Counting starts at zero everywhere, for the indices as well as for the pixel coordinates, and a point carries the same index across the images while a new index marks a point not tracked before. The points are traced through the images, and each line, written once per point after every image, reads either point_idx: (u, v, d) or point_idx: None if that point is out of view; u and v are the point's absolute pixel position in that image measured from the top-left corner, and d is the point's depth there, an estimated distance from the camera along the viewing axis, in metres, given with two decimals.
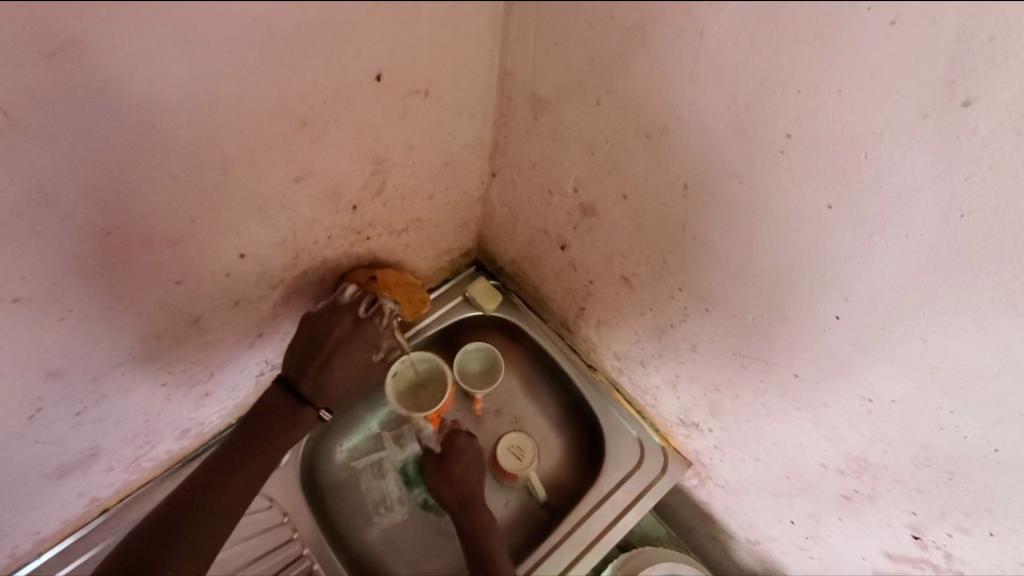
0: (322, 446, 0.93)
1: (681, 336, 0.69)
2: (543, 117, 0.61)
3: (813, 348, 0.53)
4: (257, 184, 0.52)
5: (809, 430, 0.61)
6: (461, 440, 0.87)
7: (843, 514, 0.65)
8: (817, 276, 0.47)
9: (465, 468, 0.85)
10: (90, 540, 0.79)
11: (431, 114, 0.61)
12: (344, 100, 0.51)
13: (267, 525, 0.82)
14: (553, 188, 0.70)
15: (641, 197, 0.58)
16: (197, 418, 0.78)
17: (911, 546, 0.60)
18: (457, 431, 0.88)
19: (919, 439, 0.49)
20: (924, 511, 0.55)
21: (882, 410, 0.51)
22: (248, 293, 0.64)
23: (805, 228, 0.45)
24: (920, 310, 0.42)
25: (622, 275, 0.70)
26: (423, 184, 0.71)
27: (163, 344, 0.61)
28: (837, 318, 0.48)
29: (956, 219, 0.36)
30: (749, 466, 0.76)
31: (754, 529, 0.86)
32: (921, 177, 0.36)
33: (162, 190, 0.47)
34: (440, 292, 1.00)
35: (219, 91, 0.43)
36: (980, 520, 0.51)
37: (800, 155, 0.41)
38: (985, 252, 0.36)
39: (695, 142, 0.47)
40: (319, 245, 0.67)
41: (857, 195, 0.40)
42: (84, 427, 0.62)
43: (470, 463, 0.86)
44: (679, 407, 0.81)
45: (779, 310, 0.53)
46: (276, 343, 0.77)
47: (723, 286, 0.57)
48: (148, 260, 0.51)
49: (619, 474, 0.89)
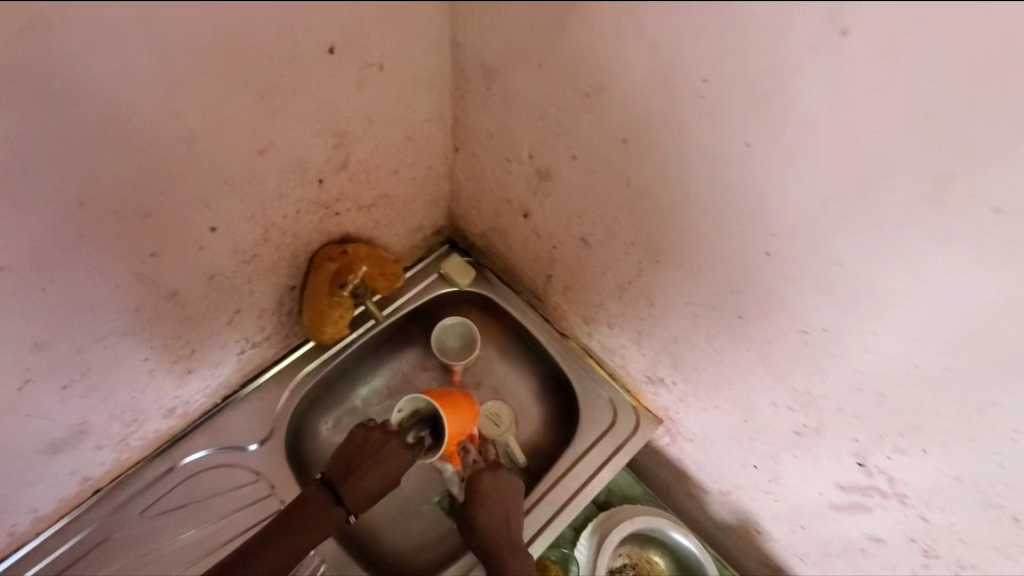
0: (306, 422, 0.96)
1: (640, 292, 0.73)
2: (494, 86, 0.64)
3: (751, 286, 0.56)
4: (222, 156, 0.55)
5: (757, 369, 0.64)
6: (484, 484, 0.84)
7: (797, 450, 0.69)
8: (746, 215, 0.51)
9: (490, 514, 0.82)
10: (84, 520, 0.82)
11: (388, 88, 0.64)
12: (300, 73, 0.54)
13: (255, 498, 0.86)
14: (510, 156, 0.73)
15: (589, 157, 0.62)
16: (182, 397, 0.81)
17: (859, 474, 0.63)
18: (479, 473, 0.85)
19: (852, 364, 0.53)
20: (865, 437, 0.58)
21: (816, 340, 0.54)
22: (223, 269, 0.68)
23: (730, 169, 0.49)
24: (835, 239, 0.45)
25: (580, 236, 0.74)
26: (387, 159, 0.74)
27: (144, 318, 0.64)
28: (767, 253, 0.52)
29: (853, 143, 0.40)
30: (712, 415, 0.80)
31: (724, 479, 0.90)
32: (820, 109, 0.40)
33: (129, 165, 0.49)
34: (415, 270, 1.03)
35: (177, 64, 0.45)
36: (914, 439, 0.53)
37: (719, 98, 0.45)
38: (880, 174, 0.40)
39: (628, 95, 0.51)
40: (289, 220, 0.70)
41: (770, 131, 0.43)
42: (72, 402, 0.65)
43: (494, 504, 0.83)
44: (645, 364, 0.85)
45: (718, 253, 0.57)
46: (254, 321, 0.81)
47: (669, 236, 0.60)
48: (122, 233, 0.54)
49: (594, 434, 0.93)
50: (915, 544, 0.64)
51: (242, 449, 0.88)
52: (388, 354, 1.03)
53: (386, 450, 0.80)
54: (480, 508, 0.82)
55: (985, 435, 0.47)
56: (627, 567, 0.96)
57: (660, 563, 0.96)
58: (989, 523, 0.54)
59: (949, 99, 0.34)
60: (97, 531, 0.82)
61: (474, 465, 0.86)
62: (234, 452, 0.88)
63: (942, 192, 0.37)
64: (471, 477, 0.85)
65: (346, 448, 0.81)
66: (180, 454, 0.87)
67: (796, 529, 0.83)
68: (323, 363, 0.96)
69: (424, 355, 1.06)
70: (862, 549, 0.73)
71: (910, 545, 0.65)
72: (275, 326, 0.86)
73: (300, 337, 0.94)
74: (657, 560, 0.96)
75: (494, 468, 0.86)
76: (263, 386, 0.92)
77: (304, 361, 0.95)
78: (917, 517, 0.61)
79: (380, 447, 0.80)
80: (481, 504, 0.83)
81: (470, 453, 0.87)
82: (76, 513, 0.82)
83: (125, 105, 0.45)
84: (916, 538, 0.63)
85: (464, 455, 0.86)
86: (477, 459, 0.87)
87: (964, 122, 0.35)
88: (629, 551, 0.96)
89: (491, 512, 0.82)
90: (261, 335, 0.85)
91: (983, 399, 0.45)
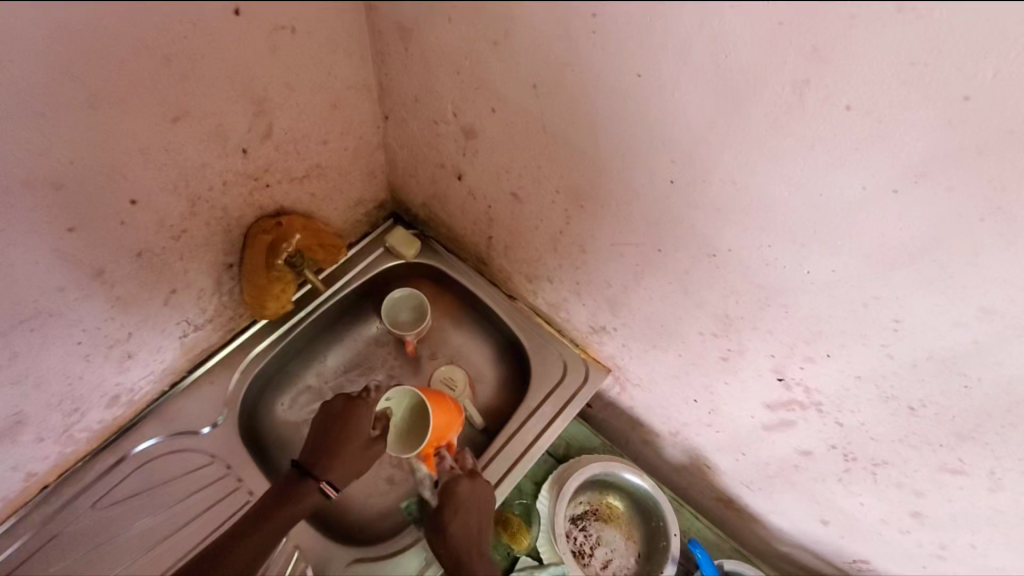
0: (260, 404, 0.96)
1: (571, 240, 0.75)
2: (411, 46, 0.64)
3: (666, 217, 0.59)
4: (133, 124, 0.55)
5: (682, 300, 0.68)
6: (462, 492, 0.80)
7: (727, 377, 0.74)
8: (649, 146, 0.53)
9: (462, 523, 0.79)
10: (32, 518, 0.80)
11: (304, 53, 0.63)
12: (206, 36, 0.53)
13: (211, 478, 0.87)
14: (436, 118, 0.73)
15: (506, 109, 0.63)
16: (124, 383, 0.81)
17: (780, 390, 0.68)
18: (457, 479, 0.80)
19: (757, 280, 0.57)
20: (780, 351, 0.63)
21: (723, 261, 0.59)
22: (151, 244, 0.68)
23: (629, 99, 0.51)
24: (724, 155, 0.49)
25: (510, 191, 0.76)
26: (314, 128, 0.74)
27: (70, 298, 0.64)
28: (670, 183, 0.55)
29: (723, 61, 0.43)
30: (651, 356, 0.84)
31: (672, 419, 0.93)
32: (694, 31, 0.42)
33: (28, 130, 0.49)
34: (361, 245, 1.03)
35: (71, 25, 0.45)
36: (817, 344, 0.59)
37: (607, 33, 0.46)
38: (749, 89, 0.43)
39: (531, 40, 0.52)
40: (215, 192, 0.71)
41: (653, 58, 0.46)
42: (3, 389, 0.65)
43: (468, 512, 0.80)
44: (587, 314, 0.88)
45: (631, 188, 0.60)
46: (192, 301, 0.81)
47: (588, 177, 0.63)
48: (31, 205, 0.53)
49: (545, 389, 0.95)
50: (834, 450, 0.69)
51: (194, 434, 0.88)
52: (339, 331, 1.04)
53: (347, 434, 0.80)
54: (464, 504, 0.79)
55: (872, 329, 0.53)
56: (588, 513, 1.00)
57: (619, 506, 1.00)
58: (889, 415, 0.59)
59: (796, 10, 0.37)
60: (45, 528, 0.81)
61: (452, 471, 0.81)
62: (186, 436, 0.87)
63: (803, 96, 0.41)
64: (447, 483, 0.80)
65: (315, 438, 0.81)
66: (129, 443, 0.86)
67: (739, 458, 0.86)
68: (272, 344, 0.95)
69: (377, 331, 1.07)
70: (796, 466, 0.77)
71: (831, 452, 0.70)
72: (217, 307, 0.87)
73: (246, 319, 0.94)
74: (617, 504, 1.00)
75: (474, 475, 0.81)
76: (211, 370, 0.92)
77: (253, 343, 0.94)
78: (834, 422, 0.66)
79: (338, 431, 0.80)
80: (454, 512, 0.79)
81: (447, 458, 0.81)
82: (21, 513, 0.80)
83: (21, 66, 0.45)
84: (835, 443, 0.68)
85: (441, 458, 0.81)
86: (455, 466, 0.82)
87: (815, 26, 0.37)
88: (589, 498, 1.01)
89: (464, 520, 0.79)
90: (202, 316, 0.85)
91: (865, 294, 0.50)
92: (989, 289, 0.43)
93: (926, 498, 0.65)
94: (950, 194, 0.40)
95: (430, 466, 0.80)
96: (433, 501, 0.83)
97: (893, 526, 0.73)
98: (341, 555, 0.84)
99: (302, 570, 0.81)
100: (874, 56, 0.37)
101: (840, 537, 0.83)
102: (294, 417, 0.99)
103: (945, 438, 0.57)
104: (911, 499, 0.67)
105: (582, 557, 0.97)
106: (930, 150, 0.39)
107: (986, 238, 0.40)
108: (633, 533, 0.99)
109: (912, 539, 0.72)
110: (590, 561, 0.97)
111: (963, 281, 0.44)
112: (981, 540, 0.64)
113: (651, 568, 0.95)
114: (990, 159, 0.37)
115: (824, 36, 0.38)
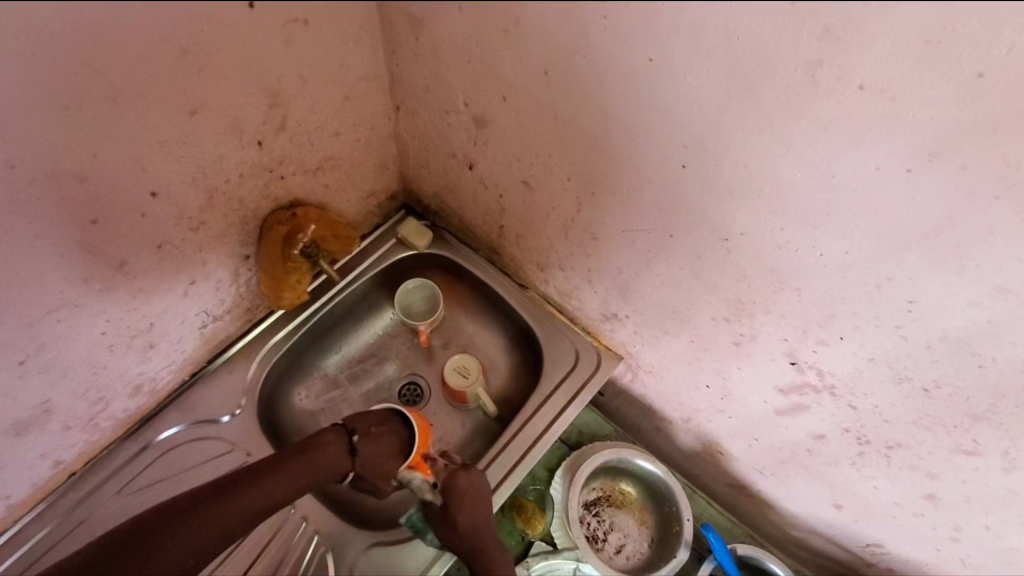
0: (279, 393, 0.98)
1: (583, 227, 0.75)
2: (422, 35, 0.65)
3: (676, 201, 0.60)
4: (152, 116, 0.56)
5: (694, 287, 0.69)
6: (462, 483, 0.80)
7: (740, 362, 0.74)
8: (661, 130, 0.54)
9: (470, 513, 0.79)
10: (60, 503, 0.83)
11: (317, 44, 0.64)
12: (221, 28, 0.54)
13: (232, 466, 0.88)
14: (447, 108, 0.74)
15: (517, 97, 0.63)
16: (147, 372, 0.83)
17: (793, 373, 0.69)
18: (454, 472, 0.81)
19: (769, 263, 0.58)
20: (793, 335, 0.64)
21: (736, 245, 0.59)
22: (170, 236, 0.70)
23: (639, 84, 0.51)
24: (735, 138, 0.49)
25: (522, 179, 0.76)
26: (326, 120, 0.75)
27: (94, 289, 0.66)
28: (683, 167, 0.55)
29: (735, 43, 0.43)
30: (662, 342, 0.84)
31: (684, 406, 0.93)
32: (704, 15, 0.43)
33: (54, 124, 0.50)
34: (374, 236, 1.04)
35: (91, 20, 0.46)
36: (831, 328, 0.59)
37: (619, 16, 0.46)
38: (760, 71, 0.43)
39: (542, 25, 0.52)
40: (232, 184, 0.72)
41: (664, 41, 0.46)
42: (31, 378, 0.67)
43: (472, 501, 0.80)
44: (599, 301, 0.88)
45: (643, 173, 0.60)
46: (211, 292, 0.83)
47: (600, 164, 0.63)
48: (58, 199, 0.55)
49: (557, 377, 0.95)
50: (847, 433, 0.70)
51: (214, 422, 0.90)
52: (353, 321, 1.05)
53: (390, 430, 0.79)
54: (477, 492, 0.81)
55: (887, 311, 0.53)
56: (601, 499, 1.01)
57: (632, 492, 1.02)
58: (902, 396, 0.60)
59: None
60: (73, 514, 0.83)
61: (447, 466, 0.82)
62: (206, 425, 0.89)
63: (816, 76, 0.41)
64: (446, 479, 0.81)
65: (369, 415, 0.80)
66: (152, 432, 0.88)
67: (751, 443, 0.87)
68: (289, 334, 0.97)
69: (390, 320, 1.08)
70: (808, 450, 0.78)
71: (845, 435, 0.70)
72: (234, 299, 0.89)
73: (263, 310, 0.96)
74: (629, 490, 1.02)
75: (468, 467, 0.82)
76: (229, 361, 0.94)
77: (270, 333, 0.96)
78: (846, 405, 0.66)
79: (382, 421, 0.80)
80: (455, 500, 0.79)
81: (438, 460, 0.83)
82: (50, 499, 0.83)
83: (46, 61, 0.46)
84: (848, 427, 0.69)
85: (433, 460, 0.82)
86: (447, 462, 0.83)
87: (824, 7, 0.38)
88: (602, 485, 1.02)
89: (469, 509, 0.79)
90: (221, 307, 0.87)
91: (877, 276, 0.51)
92: (1003, 268, 0.43)
93: (940, 480, 0.65)
94: (965, 172, 0.40)
95: (424, 470, 0.80)
96: (439, 498, 0.79)
97: (907, 509, 0.73)
98: (358, 542, 0.85)
99: (320, 555, 0.84)
100: (885, 36, 0.37)
101: (854, 522, 0.83)
102: (313, 407, 1.01)
103: (958, 419, 0.57)
104: (925, 481, 0.67)
105: (596, 542, 0.98)
106: (944, 128, 0.39)
107: (1001, 216, 0.40)
108: (646, 518, 1.00)
109: (925, 522, 0.73)
110: (603, 546, 0.98)
111: (976, 259, 0.44)
112: (996, 521, 0.64)
113: (665, 551, 0.95)
114: (1003, 137, 0.37)
115: (836, 17, 0.38)
